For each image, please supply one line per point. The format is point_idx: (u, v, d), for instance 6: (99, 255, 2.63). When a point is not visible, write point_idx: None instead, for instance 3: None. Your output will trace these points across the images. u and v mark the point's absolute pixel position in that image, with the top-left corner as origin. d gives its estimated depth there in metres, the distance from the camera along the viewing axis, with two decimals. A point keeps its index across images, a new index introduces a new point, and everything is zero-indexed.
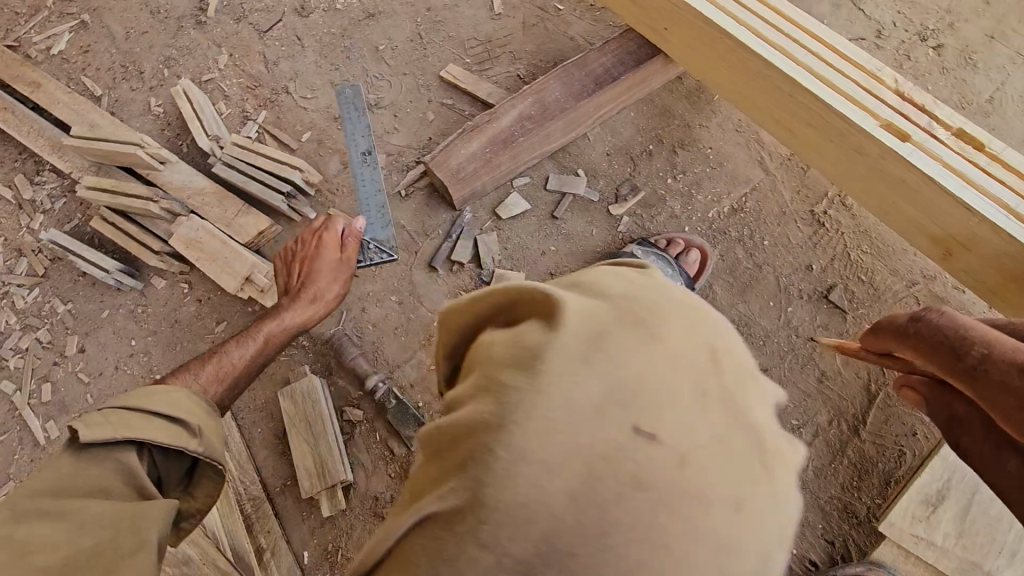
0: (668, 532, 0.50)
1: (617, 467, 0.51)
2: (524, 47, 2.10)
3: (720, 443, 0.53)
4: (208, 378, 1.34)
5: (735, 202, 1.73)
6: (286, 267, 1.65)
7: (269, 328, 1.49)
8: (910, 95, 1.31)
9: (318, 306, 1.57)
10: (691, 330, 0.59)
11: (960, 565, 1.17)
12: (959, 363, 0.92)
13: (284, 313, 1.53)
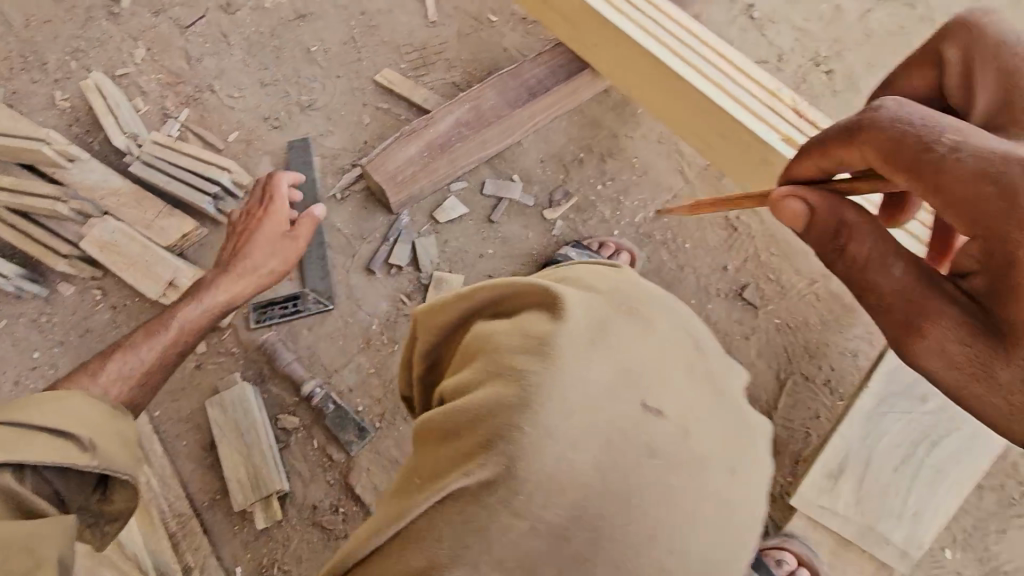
0: (663, 469, 0.70)
1: (634, 437, 0.70)
2: (459, 56, 2.14)
3: (674, 392, 0.74)
4: (116, 374, 1.24)
5: (658, 208, 1.85)
6: (235, 234, 1.53)
7: (184, 313, 1.38)
8: (805, 114, 1.48)
9: (247, 279, 1.45)
10: (661, 320, 0.80)
11: (856, 529, 1.28)
12: (930, 154, 0.66)
13: (205, 293, 1.42)
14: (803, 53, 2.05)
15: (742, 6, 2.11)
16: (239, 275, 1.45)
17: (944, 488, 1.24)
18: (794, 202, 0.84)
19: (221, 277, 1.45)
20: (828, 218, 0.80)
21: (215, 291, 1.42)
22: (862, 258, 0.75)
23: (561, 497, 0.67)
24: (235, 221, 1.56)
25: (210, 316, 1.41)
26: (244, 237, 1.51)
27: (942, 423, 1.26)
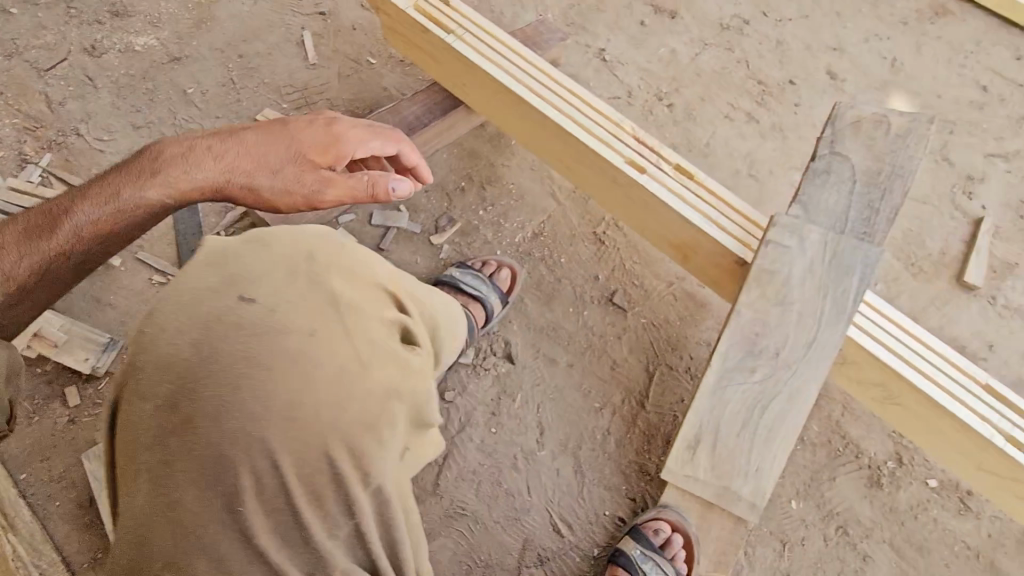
0: (259, 362, 0.86)
1: (226, 327, 0.88)
2: (341, 95, 2.25)
3: (275, 296, 0.91)
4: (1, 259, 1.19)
5: (535, 227, 2.04)
6: (284, 132, 1.35)
7: (139, 182, 1.29)
8: (645, 139, 1.72)
9: (234, 180, 1.32)
10: (290, 247, 0.98)
11: (715, 491, 1.48)
12: None
13: (165, 168, 1.30)
14: (648, 89, 2.38)
15: (595, 50, 2.45)
16: (222, 169, 1.31)
17: (777, 443, 1.46)
18: None
19: (214, 155, 1.32)
20: None
21: (172, 175, 1.29)
22: None
23: (167, 375, 0.86)
24: (303, 120, 1.37)
25: (160, 195, 1.30)
26: (292, 144, 1.34)
27: (773, 389, 1.46)
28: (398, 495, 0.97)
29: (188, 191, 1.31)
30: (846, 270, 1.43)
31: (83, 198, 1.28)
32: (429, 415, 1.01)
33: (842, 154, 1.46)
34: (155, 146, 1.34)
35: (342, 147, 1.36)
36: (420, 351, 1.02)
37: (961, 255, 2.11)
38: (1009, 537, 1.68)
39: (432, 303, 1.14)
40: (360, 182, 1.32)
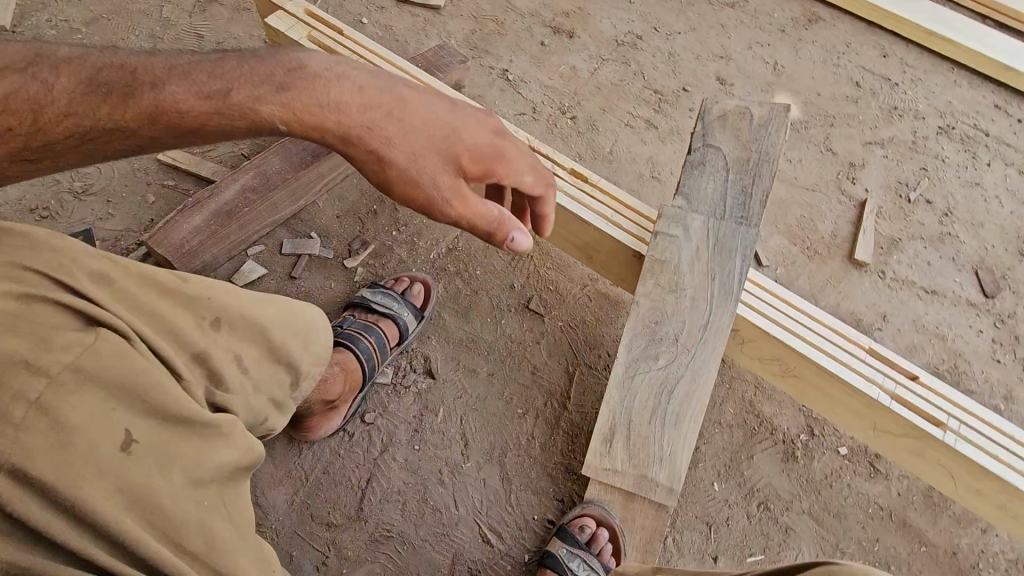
0: None
1: None
2: None
3: None
4: (11, 80, 0.96)
5: (450, 243, 2.07)
6: (456, 117, 1.10)
7: (209, 87, 1.05)
8: (539, 149, 1.80)
9: (340, 124, 1.06)
10: None
11: (633, 481, 1.48)
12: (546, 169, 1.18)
13: (245, 104, 1.05)
14: (552, 104, 2.49)
15: (499, 71, 2.56)
16: (345, 122, 1.06)
17: (686, 425, 1.49)
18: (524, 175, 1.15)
19: (366, 109, 1.06)
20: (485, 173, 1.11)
21: (319, 103, 1.06)
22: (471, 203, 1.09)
23: None
24: (472, 113, 1.13)
25: (203, 109, 1.05)
26: (450, 137, 1.08)
27: (677, 373, 1.51)
28: (117, 492, 0.83)
29: (308, 122, 1.06)
30: (730, 252, 1.53)
31: (172, 73, 1.06)
32: (144, 396, 0.91)
33: (713, 147, 1.60)
34: (280, 57, 1.11)
35: (491, 173, 1.11)
36: (100, 331, 0.93)
37: (849, 236, 2.28)
38: (918, 493, 1.76)
39: (192, 294, 1.09)
40: (486, 211, 1.08)
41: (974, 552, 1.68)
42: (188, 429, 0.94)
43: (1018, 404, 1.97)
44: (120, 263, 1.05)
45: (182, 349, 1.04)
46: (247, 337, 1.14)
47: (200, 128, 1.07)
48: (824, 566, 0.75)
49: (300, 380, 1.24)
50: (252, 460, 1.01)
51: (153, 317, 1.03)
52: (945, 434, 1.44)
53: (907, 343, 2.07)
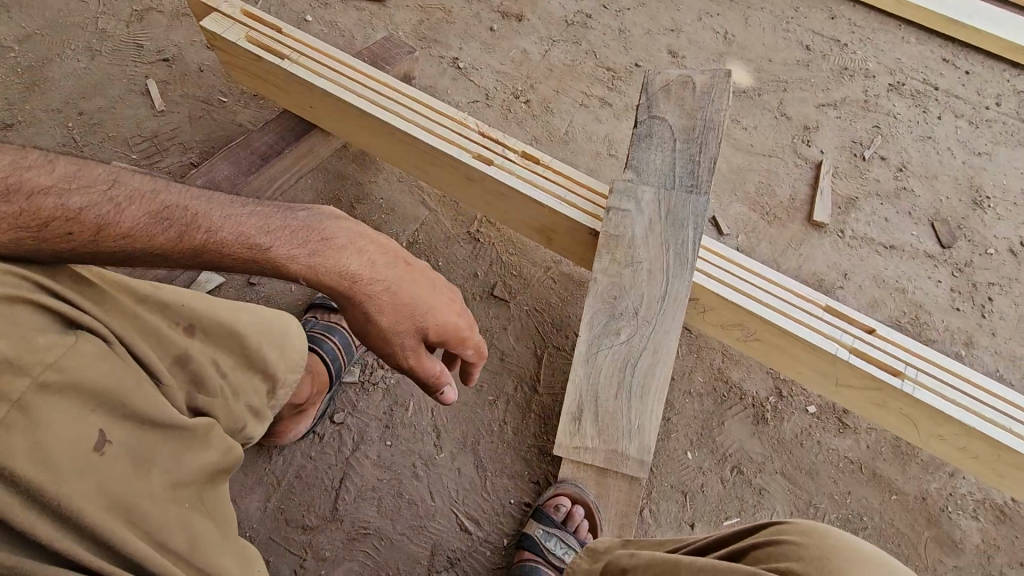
0: None
1: None
2: (194, 137, 2.19)
3: None
4: (87, 199, 0.92)
5: (410, 237, 2.06)
6: (435, 292, 1.08)
7: (257, 237, 1.00)
8: (488, 133, 1.78)
9: (345, 290, 1.03)
10: None
11: (605, 456, 1.49)
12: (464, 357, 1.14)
13: (276, 259, 1.00)
14: (504, 89, 2.47)
15: (449, 60, 2.53)
16: (351, 284, 1.02)
17: (651, 396, 1.50)
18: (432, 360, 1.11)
19: (373, 276, 1.03)
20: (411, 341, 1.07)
21: (335, 268, 1.02)
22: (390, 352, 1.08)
23: None
24: (449, 289, 1.11)
25: (243, 259, 0.99)
26: (419, 315, 1.05)
27: (639, 346, 1.52)
28: (97, 493, 0.79)
29: (325, 282, 1.02)
30: (682, 222, 1.54)
31: (229, 211, 1.01)
32: (127, 399, 0.87)
33: (659, 118, 1.61)
34: (333, 216, 1.07)
35: (454, 342, 1.11)
36: (77, 330, 0.88)
37: (808, 198, 2.30)
38: (886, 444, 1.80)
39: (167, 298, 1.05)
40: (434, 369, 1.11)
41: (942, 496, 1.72)
42: (170, 433, 0.92)
43: (979, 349, 2.01)
44: (92, 267, 0.98)
45: (162, 353, 1.01)
46: (224, 344, 1.11)
47: (233, 271, 1.01)
48: (775, 527, 0.77)
49: (276, 388, 1.19)
50: (232, 462, 1.00)
51: (131, 319, 0.99)
52: (904, 383, 1.47)
53: (870, 299, 2.09)
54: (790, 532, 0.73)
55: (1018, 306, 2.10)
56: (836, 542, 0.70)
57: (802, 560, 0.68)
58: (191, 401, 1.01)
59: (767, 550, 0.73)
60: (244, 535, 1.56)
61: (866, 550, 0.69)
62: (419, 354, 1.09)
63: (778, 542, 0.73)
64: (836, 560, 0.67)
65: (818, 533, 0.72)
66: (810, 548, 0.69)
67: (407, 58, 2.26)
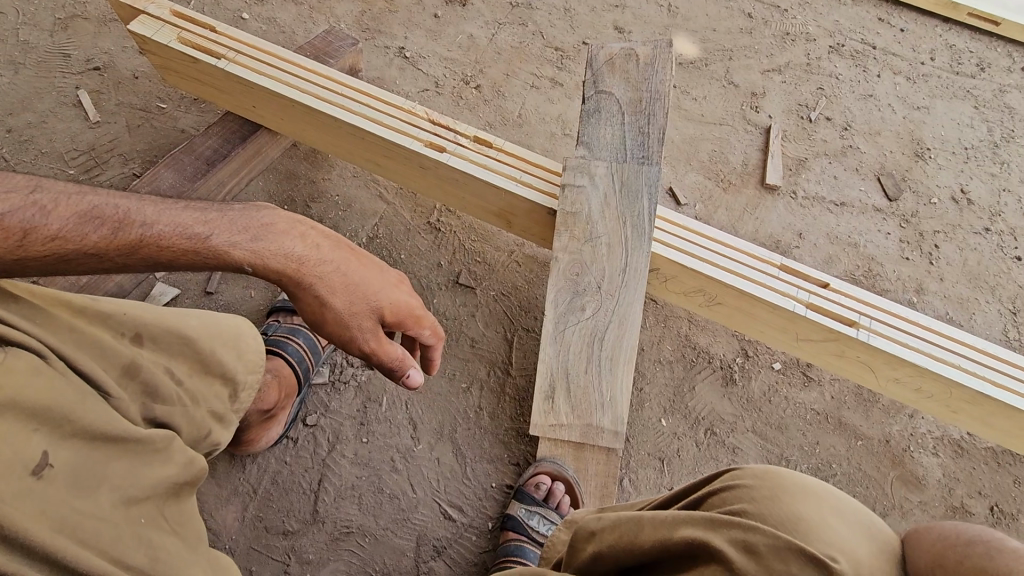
0: None
1: None
2: (135, 147, 2.11)
3: None
4: (6, 203, 0.85)
5: (370, 232, 2.04)
6: (382, 273, 1.07)
7: (196, 228, 0.99)
8: (437, 119, 1.75)
9: (293, 275, 1.01)
10: None
11: (580, 431, 1.52)
12: (424, 338, 1.12)
13: (217, 248, 0.99)
14: (454, 76, 2.44)
15: (395, 49, 2.49)
16: (297, 267, 1.01)
17: (620, 367, 1.52)
18: (393, 344, 1.08)
19: (319, 258, 1.02)
20: (367, 325, 1.04)
21: (279, 251, 1.01)
22: (347, 339, 1.05)
23: None
24: (397, 271, 1.10)
25: (185, 251, 0.97)
26: (369, 296, 1.04)
27: (605, 319, 1.54)
28: (43, 516, 0.76)
29: (271, 266, 1.00)
30: (636, 194, 1.55)
31: (162, 208, 0.99)
32: (69, 416, 0.84)
33: (606, 93, 1.61)
34: (270, 207, 1.06)
35: (410, 322, 1.09)
36: (9, 349, 0.85)
37: (760, 163, 2.35)
38: (849, 393, 1.87)
39: (110, 311, 1.02)
40: (397, 352, 1.08)
41: (905, 437, 1.80)
42: (122, 449, 0.89)
43: (929, 294, 2.10)
44: (20, 286, 0.95)
45: (108, 366, 0.98)
46: (174, 351, 1.08)
47: (177, 265, 0.99)
48: (730, 472, 0.79)
49: (238, 391, 1.16)
50: (194, 474, 0.98)
51: (72, 334, 0.96)
52: (859, 331, 1.53)
53: (826, 256, 2.16)
54: (744, 476, 0.76)
55: (963, 251, 2.19)
56: (786, 480, 0.72)
57: (754, 500, 0.70)
58: (146, 414, 0.99)
59: (722, 495, 0.75)
60: (224, 546, 1.53)
61: (814, 485, 0.72)
62: (377, 339, 1.06)
63: (732, 486, 0.75)
64: (786, 497, 0.69)
65: (769, 473, 0.74)
66: (762, 487, 0.71)
67: (351, 50, 2.21)
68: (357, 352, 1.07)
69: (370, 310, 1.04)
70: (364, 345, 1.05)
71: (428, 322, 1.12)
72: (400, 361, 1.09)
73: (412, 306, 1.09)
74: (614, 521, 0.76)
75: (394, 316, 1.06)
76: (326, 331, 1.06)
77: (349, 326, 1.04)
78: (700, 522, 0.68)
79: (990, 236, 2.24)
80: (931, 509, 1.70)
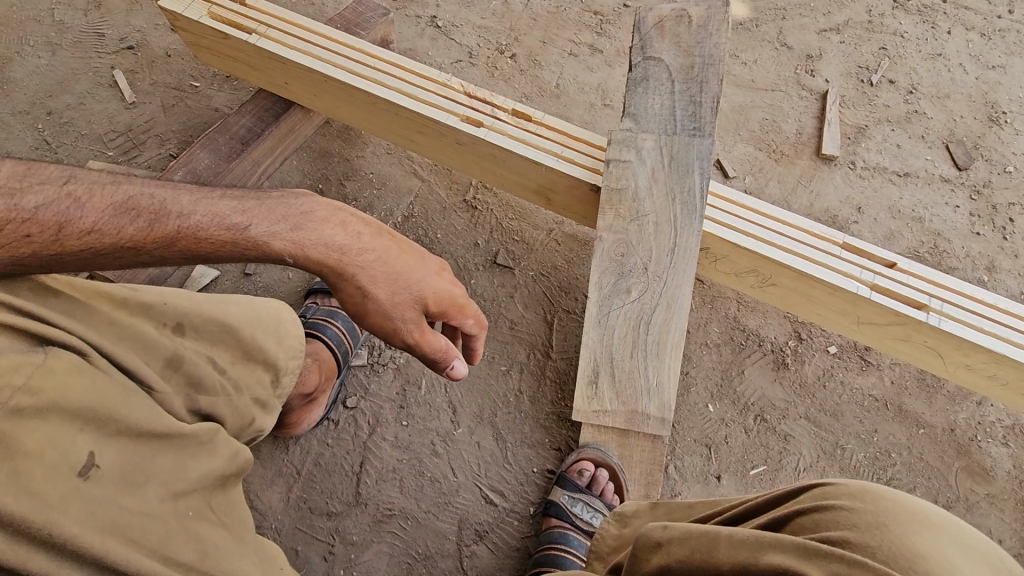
0: None
1: None
2: (170, 127, 2.09)
3: None
4: (40, 196, 0.84)
5: (405, 212, 1.99)
6: (424, 262, 1.02)
7: (234, 217, 0.95)
8: (474, 92, 1.67)
9: (333, 265, 0.97)
10: None
11: (625, 418, 1.46)
12: (469, 328, 1.07)
13: (256, 238, 0.95)
14: (488, 45, 2.34)
15: (427, 18, 2.39)
16: (339, 258, 0.97)
17: (667, 353, 1.45)
18: (436, 335, 1.04)
19: (360, 248, 0.98)
20: (411, 316, 1.00)
21: (320, 241, 0.97)
22: (390, 330, 1.01)
23: None
24: (440, 259, 1.04)
25: (223, 243, 0.94)
26: (412, 287, 0.99)
27: (652, 302, 1.47)
28: (91, 518, 0.76)
29: (311, 257, 0.97)
30: (686, 168, 1.45)
31: (199, 197, 0.96)
32: (114, 414, 0.83)
33: (654, 59, 1.50)
34: (307, 193, 1.02)
35: (454, 312, 1.04)
36: (48, 350, 0.83)
37: (816, 131, 2.20)
38: (911, 378, 1.76)
39: (151, 302, 1.00)
40: (440, 344, 1.03)
41: (971, 426, 1.69)
42: (166, 444, 0.88)
43: (1002, 272, 1.94)
44: (60, 279, 0.94)
45: (151, 359, 0.96)
46: (216, 340, 1.06)
47: (216, 256, 0.96)
48: (816, 489, 0.74)
49: (281, 377, 1.14)
50: (240, 465, 0.97)
51: (113, 328, 0.94)
52: (930, 316, 1.42)
53: (886, 232, 2.01)
54: (838, 496, 0.71)
55: None
56: (890, 506, 0.67)
57: (856, 528, 0.65)
58: (191, 406, 0.98)
59: (813, 516, 0.69)
60: (270, 526, 1.56)
61: (925, 513, 0.66)
62: (422, 330, 1.01)
63: (826, 507, 0.69)
64: (894, 527, 0.64)
65: (869, 495, 0.69)
66: (865, 514, 0.66)
67: (382, 21, 2.13)
68: (401, 344, 1.03)
69: (413, 301, 1.00)
70: (407, 337, 1.01)
71: (472, 310, 1.06)
72: (445, 353, 1.04)
73: (456, 295, 1.03)
74: (686, 535, 0.71)
75: (437, 306, 1.02)
76: (369, 323, 1.03)
77: (392, 319, 1.00)
78: (793, 550, 0.63)
79: None
80: (1000, 503, 1.60)
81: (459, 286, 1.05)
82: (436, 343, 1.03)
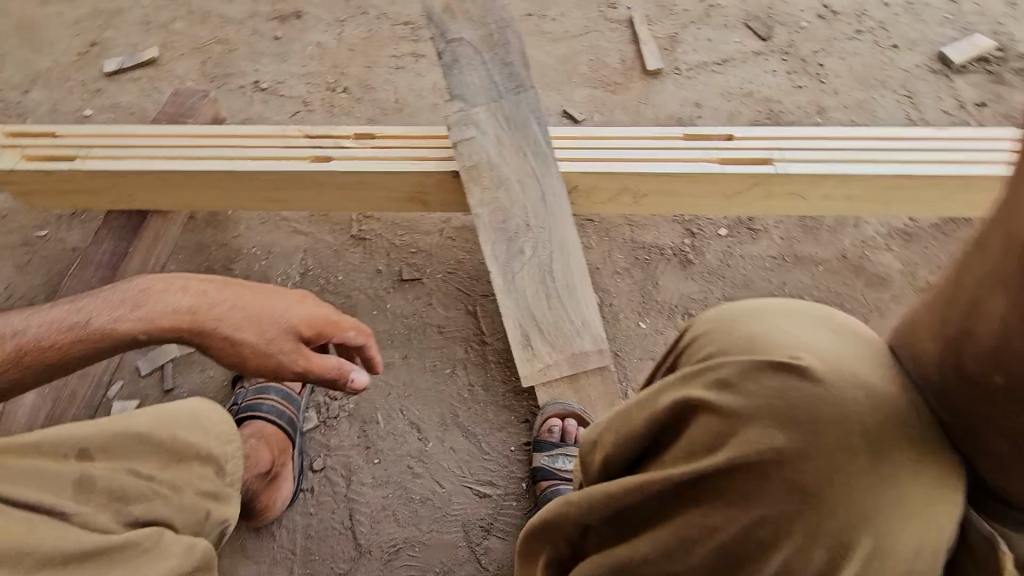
0: None
1: None
2: (32, 284, 2.00)
3: None
4: None
5: (300, 269, 1.99)
6: (279, 296, 1.05)
7: (72, 317, 0.98)
8: (313, 133, 1.71)
9: (190, 328, 0.99)
10: None
11: (569, 363, 1.54)
12: (352, 337, 1.10)
13: (100, 328, 0.97)
14: (319, 88, 2.37)
15: (251, 86, 2.40)
16: (191, 319, 0.99)
17: (580, 290, 1.55)
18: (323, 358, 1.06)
19: (210, 302, 1.01)
20: (285, 347, 1.02)
21: (165, 308, 1.00)
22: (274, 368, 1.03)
23: None
24: (297, 288, 1.08)
25: (66, 343, 0.96)
26: (274, 320, 1.02)
27: (547, 251, 1.55)
28: None
29: (163, 326, 0.99)
30: (524, 123, 1.56)
31: (31, 313, 0.98)
32: (48, 554, 0.86)
33: (457, 39, 1.56)
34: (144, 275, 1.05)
35: (329, 329, 1.07)
36: None
37: (637, 54, 2.37)
38: (794, 228, 1.93)
39: (47, 439, 0.98)
40: (330, 362, 1.05)
41: (857, 247, 1.88)
42: (114, 562, 0.91)
43: (831, 111, 2.17)
44: None
45: (63, 490, 0.94)
46: (133, 452, 1.04)
47: (67, 364, 0.97)
48: None
49: (218, 463, 1.14)
50: (199, 556, 1.00)
51: (10, 474, 0.90)
52: (776, 166, 1.58)
53: (727, 115, 2.20)
54: None
55: (844, 61, 2.27)
56: None
57: None
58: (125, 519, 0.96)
59: None
60: None
61: None
62: (304, 356, 1.03)
63: None
64: None
65: None
66: None
67: (206, 103, 2.12)
68: (292, 377, 1.04)
69: (282, 333, 1.02)
70: (293, 366, 1.02)
71: (347, 320, 1.10)
72: (339, 369, 1.06)
73: (323, 312, 1.07)
74: None
75: (310, 329, 1.04)
76: (251, 370, 1.04)
77: (269, 357, 1.01)
78: None
79: (862, 37, 2.32)
80: (903, 299, 1.79)
81: (323, 304, 1.08)
82: (325, 363, 1.05)
